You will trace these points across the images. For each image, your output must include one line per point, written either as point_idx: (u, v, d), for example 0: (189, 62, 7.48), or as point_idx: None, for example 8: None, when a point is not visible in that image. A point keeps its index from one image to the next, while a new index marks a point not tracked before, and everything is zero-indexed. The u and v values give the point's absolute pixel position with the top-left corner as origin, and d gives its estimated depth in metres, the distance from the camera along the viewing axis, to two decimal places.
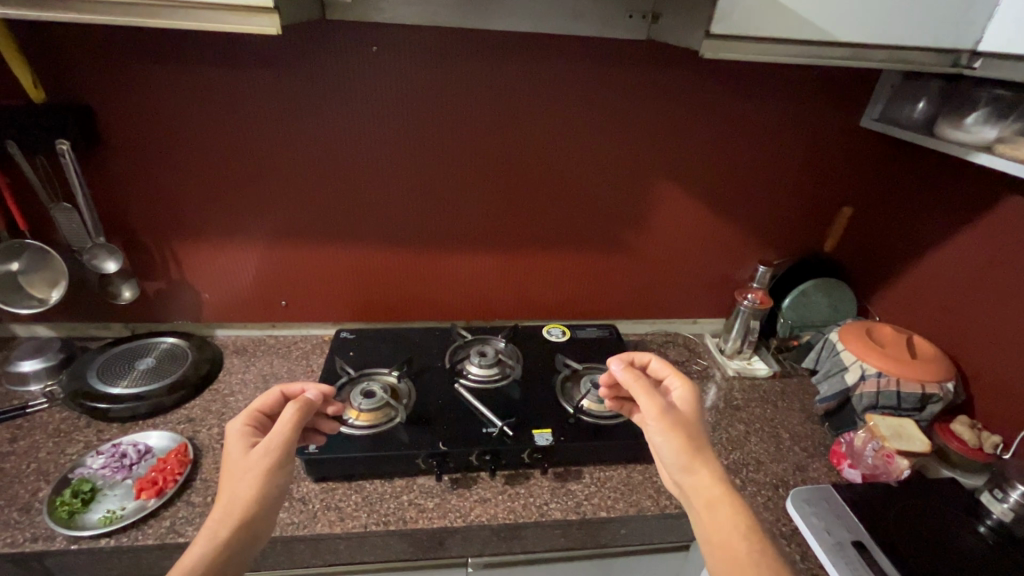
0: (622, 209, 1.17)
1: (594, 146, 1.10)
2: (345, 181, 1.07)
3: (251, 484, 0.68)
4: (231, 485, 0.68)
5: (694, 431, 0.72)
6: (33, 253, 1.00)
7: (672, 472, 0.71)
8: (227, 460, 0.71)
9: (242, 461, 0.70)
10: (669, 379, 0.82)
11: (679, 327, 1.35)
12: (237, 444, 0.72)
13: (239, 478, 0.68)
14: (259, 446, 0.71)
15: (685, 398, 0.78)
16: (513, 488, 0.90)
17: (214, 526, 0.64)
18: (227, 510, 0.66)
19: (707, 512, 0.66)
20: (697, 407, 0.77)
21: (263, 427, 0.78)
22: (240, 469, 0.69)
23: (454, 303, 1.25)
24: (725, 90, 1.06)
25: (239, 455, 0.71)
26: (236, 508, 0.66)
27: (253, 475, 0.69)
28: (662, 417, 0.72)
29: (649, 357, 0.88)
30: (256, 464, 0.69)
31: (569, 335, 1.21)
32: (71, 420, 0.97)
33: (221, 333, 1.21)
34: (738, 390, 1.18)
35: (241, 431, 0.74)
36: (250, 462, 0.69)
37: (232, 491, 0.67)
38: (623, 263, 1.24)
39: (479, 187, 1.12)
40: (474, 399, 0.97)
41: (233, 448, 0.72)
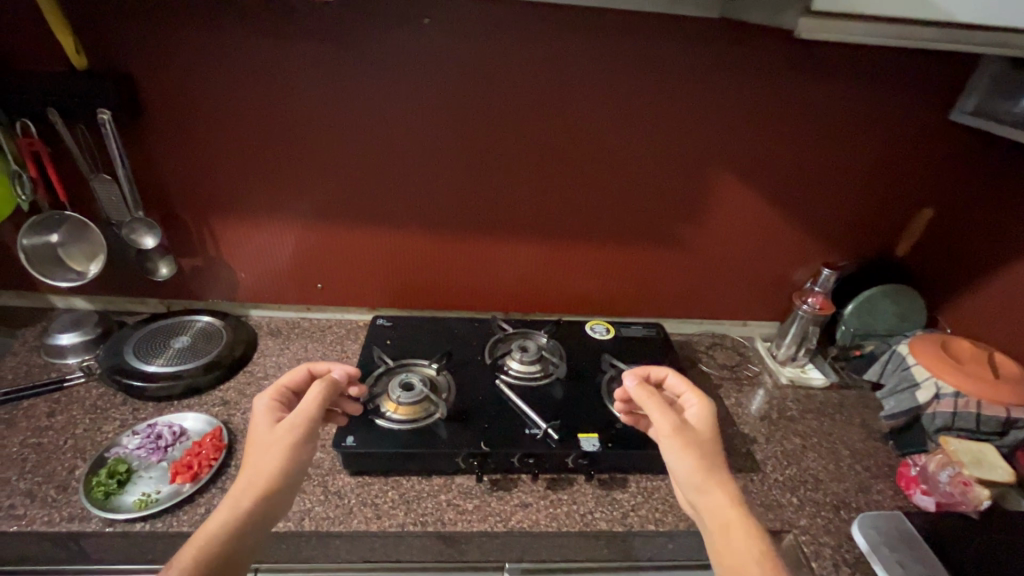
0: (675, 202, 1.10)
1: (652, 133, 1.02)
2: (386, 161, 1.02)
3: (275, 458, 0.66)
4: (254, 459, 0.66)
5: (709, 450, 0.66)
6: (72, 225, 0.98)
7: (685, 492, 0.66)
8: (252, 435, 0.69)
9: (266, 437, 0.68)
10: (685, 395, 0.77)
11: (728, 329, 1.28)
12: (264, 418, 0.71)
13: (261, 453, 0.66)
14: (283, 423, 0.69)
15: (698, 414, 0.73)
16: (556, 494, 0.85)
17: (236, 497, 0.63)
18: (250, 483, 0.64)
19: (721, 536, 0.61)
20: (711, 423, 0.71)
21: (288, 403, 0.76)
22: (263, 445, 0.67)
23: (492, 292, 1.20)
24: (802, 75, 0.97)
25: (263, 429, 0.69)
26: (261, 479, 0.64)
27: (279, 449, 0.66)
28: (676, 433, 0.67)
29: (666, 371, 0.83)
30: (281, 439, 0.67)
31: (614, 333, 1.15)
32: (107, 396, 0.95)
33: (256, 313, 1.18)
34: (793, 400, 1.10)
35: (268, 406, 0.73)
36: (274, 437, 0.68)
37: (257, 464, 0.65)
38: (673, 259, 1.17)
39: (526, 173, 1.05)
40: (516, 397, 0.93)
41: (258, 423, 0.70)
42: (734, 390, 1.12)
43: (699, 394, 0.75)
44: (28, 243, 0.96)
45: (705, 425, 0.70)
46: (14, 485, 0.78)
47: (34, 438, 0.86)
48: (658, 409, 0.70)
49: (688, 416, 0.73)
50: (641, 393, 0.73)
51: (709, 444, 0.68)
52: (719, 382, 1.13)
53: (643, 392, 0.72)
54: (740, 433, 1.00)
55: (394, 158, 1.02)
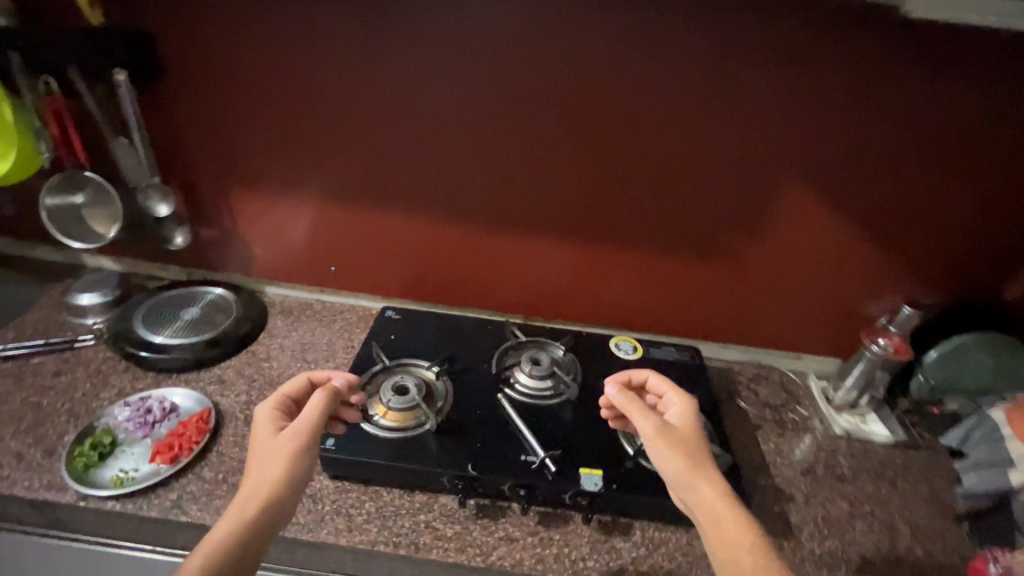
0: (730, 212, 0.95)
1: (709, 130, 0.89)
2: (410, 142, 0.95)
3: (278, 467, 0.60)
4: (257, 470, 0.60)
5: (693, 445, 0.63)
6: (93, 187, 0.97)
7: (674, 492, 0.62)
8: (252, 446, 0.64)
9: (268, 445, 0.63)
10: (666, 396, 0.74)
11: (778, 361, 1.11)
12: (265, 426, 0.65)
13: (266, 460, 0.61)
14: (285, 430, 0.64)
15: (680, 412, 0.69)
16: (547, 532, 0.76)
17: (241, 506, 0.58)
18: (255, 491, 0.58)
19: (714, 529, 0.57)
20: (694, 420, 0.68)
21: (291, 414, 0.70)
22: (267, 453, 0.62)
23: (513, 293, 1.11)
24: (896, 67, 0.80)
25: (266, 437, 0.64)
26: (265, 488, 0.59)
27: (282, 457, 0.61)
28: (660, 434, 0.63)
29: (645, 374, 0.79)
30: (285, 446, 0.62)
31: (641, 352, 1.02)
32: (112, 361, 0.95)
33: (270, 290, 1.15)
34: (845, 454, 0.94)
35: (270, 415, 0.67)
36: (278, 445, 0.62)
37: (259, 473, 0.60)
38: (720, 275, 1.02)
39: (561, 166, 0.95)
40: (517, 416, 0.84)
41: (258, 433, 0.65)
42: (775, 434, 0.97)
43: (680, 393, 0.72)
44: (52, 203, 0.97)
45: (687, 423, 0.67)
46: (6, 444, 0.79)
47: (36, 397, 0.86)
48: (640, 411, 0.66)
49: (670, 417, 0.70)
50: (620, 398, 0.67)
51: (694, 441, 0.64)
52: (758, 423, 0.98)
53: (626, 395, 0.67)
54: (774, 487, 0.86)
55: (418, 139, 0.95)
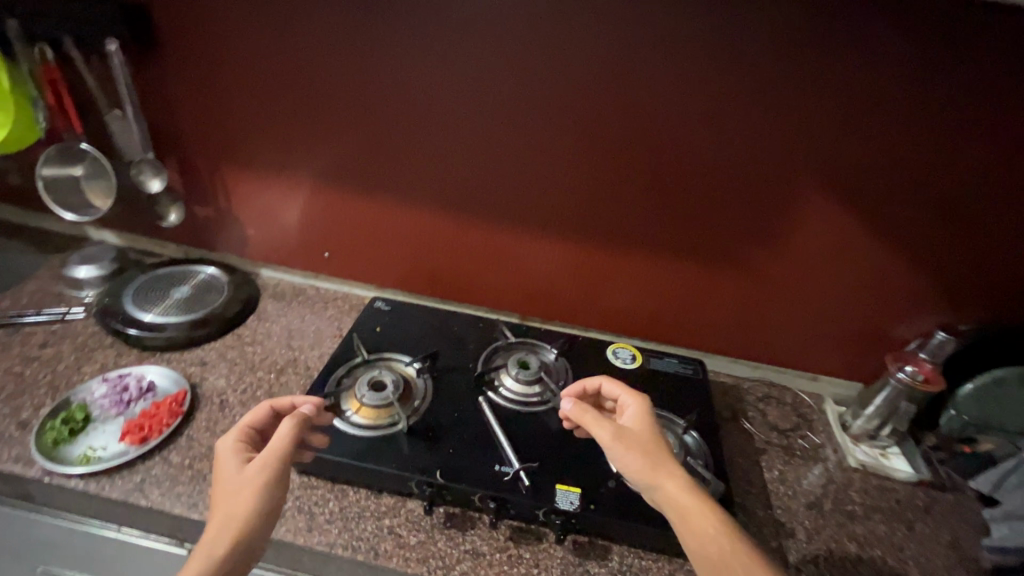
0: (745, 216, 0.88)
1: (724, 126, 0.81)
2: (405, 126, 0.91)
3: (248, 500, 0.57)
4: (224, 505, 0.57)
5: (651, 443, 0.63)
6: (91, 160, 0.97)
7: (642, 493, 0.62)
8: (217, 481, 0.60)
9: (234, 478, 0.59)
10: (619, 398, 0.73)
11: (792, 381, 1.03)
12: (230, 459, 0.62)
13: (234, 494, 0.58)
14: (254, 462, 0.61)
15: (633, 413, 0.68)
16: (517, 549, 0.71)
17: (210, 546, 0.54)
18: (223, 526, 0.55)
19: (683, 524, 0.57)
20: (648, 418, 0.68)
21: (255, 445, 0.66)
22: (233, 486, 0.58)
23: (509, 291, 1.05)
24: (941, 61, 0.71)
25: (232, 471, 0.60)
26: (233, 522, 0.56)
27: (251, 490, 0.58)
28: (617, 439, 0.63)
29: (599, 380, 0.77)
30: (254, 477, 0.59)
31: (640, 362, 0.96)
32: (98, 335, 0.94)
33: (265, 273, 1.13)
34: (858, 490, 0.86)
35: (234, 447, 0.63)
36: (245, 477, 0.59)
37: (227, 509, 0.56)
38: (731, 285, 0.95)
39: (562, 158, 0.89)
40: (495, 422, 0.79)
41: (222, 467, 0.61)
42: (780, 461, 0.89)
43: (631, 393, 0.71)
44: (50, 174, 0.97)
45: (642, 422, 0.67)
46: None
47: (19, 367, 0.87)
48: (594, 420, 0.66)
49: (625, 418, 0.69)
50: (574, 411, 0.67)
51: (649, 438, 0.64)
52: (762, 447, 0.91)
53: (577, 406, 0.67)
54: (773, 520, 0.79)
55: (413, 123, 0.90)
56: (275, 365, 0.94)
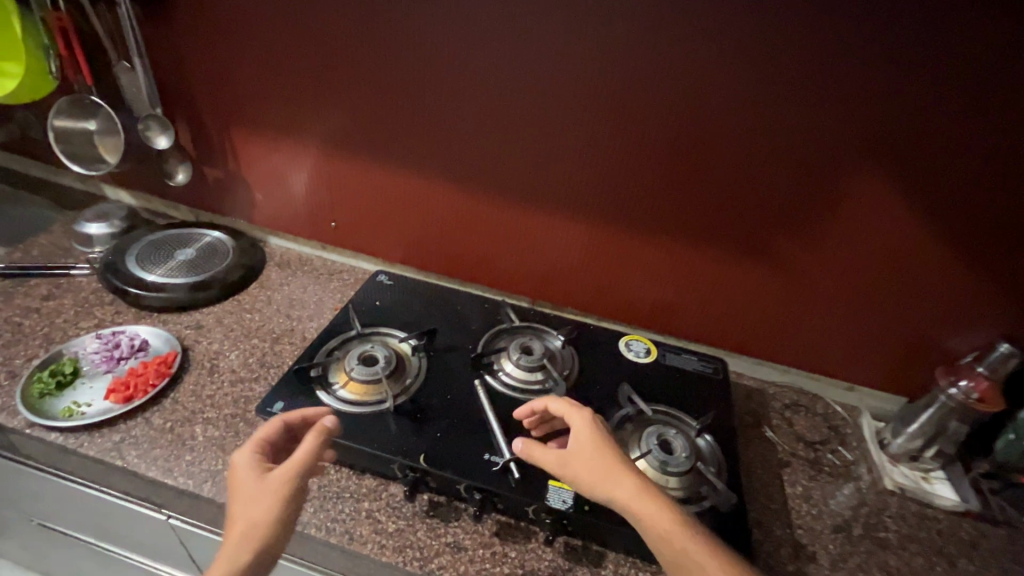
0: (784, 203, 0.78)
1: (766, 96, 0.71)
2: (414, 87, 0.85)
3: (271, 511, 0.53)
4: (246, 515, 0.52)
5: (597, 463, 0.57)
6: (101, 114, 0.95)
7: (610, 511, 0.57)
8: (235, 490, 0.55)
9: (256, 488, 0.55)
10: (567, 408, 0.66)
11: (824, 390, 0.93)
12: (251, 474, 0.56)
13: (257, 504, 0.53)
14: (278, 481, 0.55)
15: (582, 433, 0.60)
16: (501, 547, 0.65)
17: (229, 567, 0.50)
18: (245, 537, 0.51)
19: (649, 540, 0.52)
20: (600, 435, 0.60)
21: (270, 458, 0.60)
22: (255, 496, 0.54)
23: (519, 273, 0.99)
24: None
25: (252, 480, 0.55)
26: (257, 533, 0.52)
27: (275, 501, 0.54)
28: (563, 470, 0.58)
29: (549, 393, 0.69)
30: (279, 488, 0.55)
31: (655, 357, 0.88)
32: (100, 292, 0.93)
33: (274, 241, 1.10)
34: (893, 515, 0.76)
35: (253, 462, 0.57)
36: (269, 487, 0.55)
37: (249, 520, 0.52)
38: (761, 279, 0.86)
39: (579, 128, 0.81)
40: (489, 407, 0.73)
41: (240, 475, 0.56)
42: (805, 476, 0.80)
43: (574, 408, 0.63)
44: (61, 125, 0.96)
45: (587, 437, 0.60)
46: None
47: (19, 317, 0.86)
48: (549, 460, 0.60)
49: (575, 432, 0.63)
50: (526, 451, 0.61)
51: (603, 461, 0.57)
52: (785, 459, 0.82)
53: (526, 444, 0.62)
54: (792, 541, 0.71)
55: (423, 84, 0.84)
56: (271, 334, 0.90)
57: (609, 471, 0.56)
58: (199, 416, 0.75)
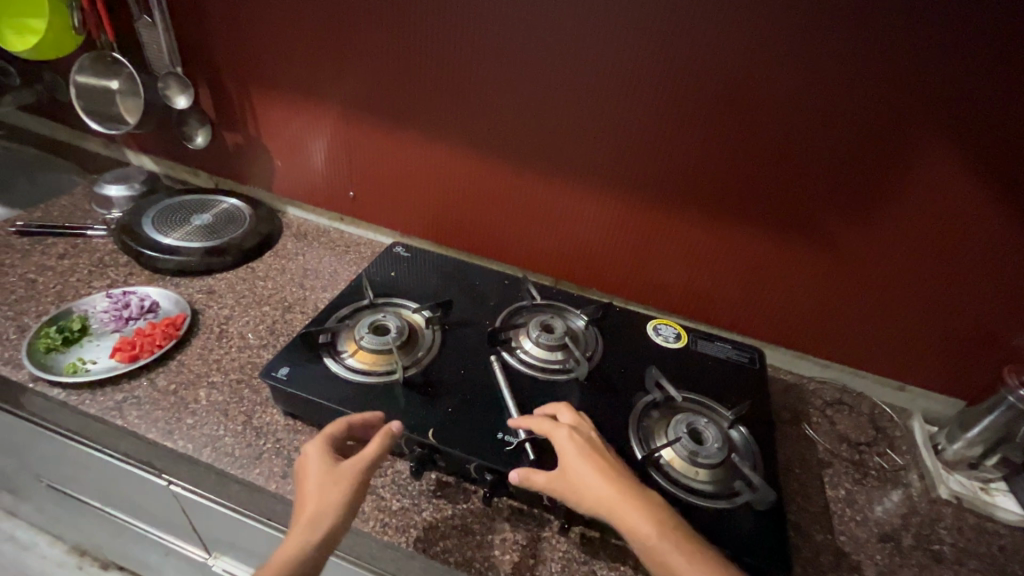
0: (839, 181, 0.71)
1: (825, 56, 0.63)
2: (436, 45, 0.79)
3: (339, 500, 0.52)
4: (316, 501, 0.52)
5: (586, 487, 0.53)
6: (124, 73, 0.95)
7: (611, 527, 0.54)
8: (305, 475, 0.54)
9: (325, 477, 0.54)
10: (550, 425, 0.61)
11: (870, 387, 0.86)
12: (316, 468, 0.55)
13: (326, 491, 0.53)
14: (338, 482, 0.53)
15: (565, 452, 0.56)
16: (512, 533, 0.60)
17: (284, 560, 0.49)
18: (313, 523, 0.51)
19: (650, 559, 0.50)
20: (584, 452, 0.56)
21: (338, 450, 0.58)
22: (324, 486, 0.53)
23: (542, 252, 0.94)
24: None
25: (318, 476, 0.54)
26: (323, 520, 0.51)
27: (345, 490, 0.53)
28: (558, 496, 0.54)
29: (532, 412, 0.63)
30: (346, 480, 0.53)
31: (685, 343, 0.82)
32: (115, 253, 0.92)
33: (292, 212, 1.08)
34: (948, 527, 0.69)
35: (320, 457, 0.55)
36: (337, 478, 0.54)
37: (314, 513, 0.51)
38: (806, 263, 0.79)
39: (612, 91, 0.74)
40: (504, 384, 0.68)
41: (312, 459, 0.55)
42: (849, 479, 0.73)
43: (553, 426, 0.59)
44: (83, 81, 0.95)
45: (575, 459, 0.55)
46: None
47: (34, 274, 0.85)
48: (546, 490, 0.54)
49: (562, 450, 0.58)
50: (523, 481, 0.55)
51: (591, 478, 0.54)
52: (826, 460, 0.75)
53: (519, 472, 0.55)
54: (834, 547, 0.64)
55: (446, 42, 0.79)
56: (283, 302, 0.87)
57: (601, 493, 0.52)
58: (205, 380, 0.72)
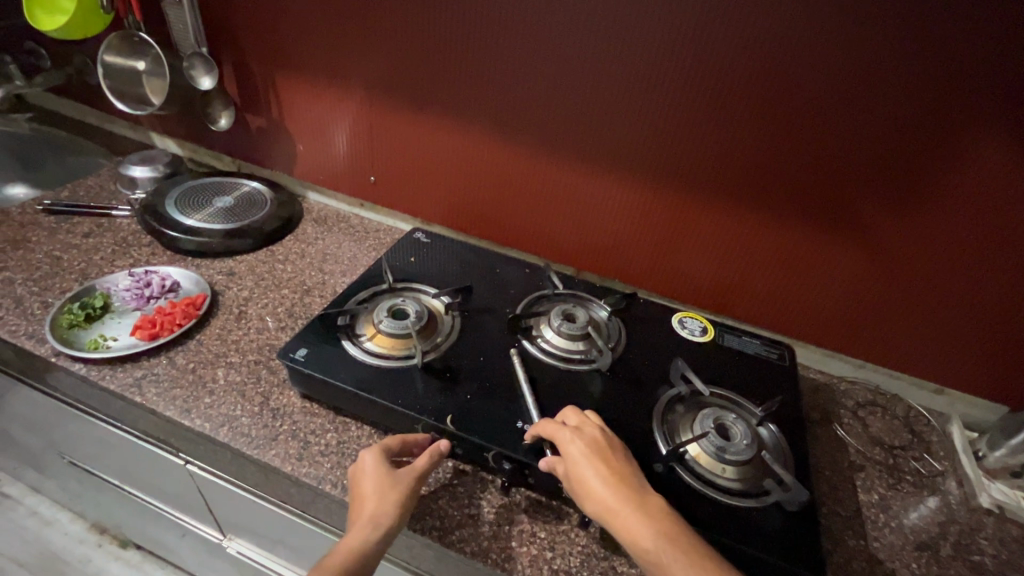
0: (880, 171, 0.67)
1: (872, 34, 0.60)
2: (461, 26, 0.78)
3: (398, 501, 0.53)
4: (374, 502, 0.53)
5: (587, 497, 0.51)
6: (151, 54, 0.96)
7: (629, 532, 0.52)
8: (362, 477, 0.55)
9: (382, 483, 0.54)
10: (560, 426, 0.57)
11: (905, 389, 0.82)
12: (374, 475, 0.55)
13: (385, 491, 0.54)
14: (397, 489, 0.54)
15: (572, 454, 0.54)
16: (530, 525, 0.58)
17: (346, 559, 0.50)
18: (372, 522, 0.52)
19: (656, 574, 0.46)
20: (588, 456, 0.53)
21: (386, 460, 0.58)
22: (382, 491, 0.54)
23: (564, 241, 0.92)
24: None
25: (377, 483, 0.54)
26: (381, 524, 0.52)
27: (404, 492, 0.54)
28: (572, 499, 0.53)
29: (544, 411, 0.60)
30: (403, 489, 0.54)
31: (711, 336, 0.79)
32: (138, 233, 0.92)
33: (312, 197, 1.07)
34: (991, 538, 0.65)
35: (376, 465, 0.56)
36: (395, 485, 0.54)
37: (373, 516, 0.52)
38: (841, 256, 0.75)
39: (643, 74, 0.72)
40: (523, 372, 0.66)
41: (368, 466, 0.56)
42: (883, 483, 0.69)
43: (557, 428, 0.56)
44: (110, 60, 0.97)
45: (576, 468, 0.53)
46: (13, 288, 0.79)
47: (59, 252, 0.86)
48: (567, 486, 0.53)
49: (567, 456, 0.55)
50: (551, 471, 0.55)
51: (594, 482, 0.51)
52: (859, 462, 0.71)
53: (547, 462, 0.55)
54: (867, 552, 0.61)
55: (471, 22, 0.77)
56: (302, 286, 0.87)
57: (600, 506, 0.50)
58: (223, 359, 0.72)
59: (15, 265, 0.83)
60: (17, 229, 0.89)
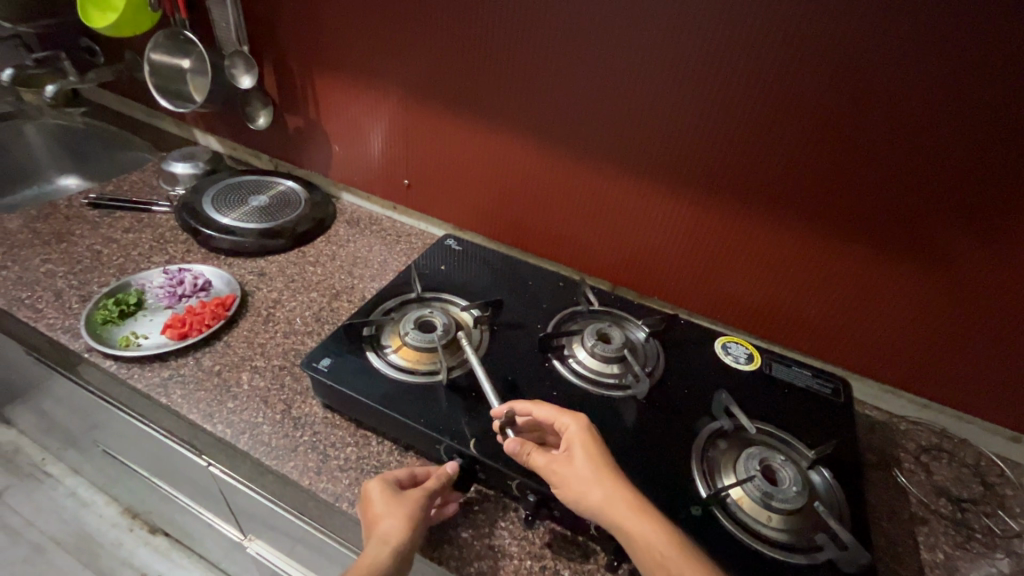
0: (963, 198, 0.60)
1: (956, 46, 0.53)
2: (504, 28, 0.74)
3: (404, 517, 0.51)
4: (382, 520, 0.51)
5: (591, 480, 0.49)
6: (194, 51, 0.97)
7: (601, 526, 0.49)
8: (368, 502, 0.53)
9: (389, 503, 0.52)
10: (554, 416, 0.55)
11: (976, 435, 0.74)
12: (381, 497, 0.53)
13: (388, 509, 0.52)
14: (403, 506, 0.52)
15: (576, 441, 0.53)
16: (552, 563, 0.54)
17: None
18: (382, 541, 0.49)
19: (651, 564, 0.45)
20: (595, 445, 0.53)
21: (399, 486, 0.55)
22: (388, 510, 0.51)
23: (601, 254, 0.88)
24: None
25: (384, 502, 0.52)
26: (389, 540, 0.50)
27: (408, 509, 0.52)
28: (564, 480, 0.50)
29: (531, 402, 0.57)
30: (410, 505, 0.52)
31: (756, 364, 0.73)
32: (175, 230, 0.93)
33: (347, 198, 1.06)
34: None
35: (381, 488, 0.54)
36: (403, 502, 0.52)
37: (381, 535, 0.50)
38: (904, 286, 0.68)
39: (702, 84, 0.66)
40: (483, 374, 0.62)
41: (374, 489, 0.54)
42: (948, 541, 0.62)
43: (567, 412, 0.55)
44: (158, 58, 0.99)
45: (582, 452, 0.51)
46: (55, 281, 0.81)
47: (100, 246, 0.88)
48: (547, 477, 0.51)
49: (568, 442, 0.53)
50: (517, 454, 0.52)
51: (596, 471, 0.50)
52: (919, 514, 0.65)
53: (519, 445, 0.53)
54: None
55: (514, 25, 0.73)
56: (331, 289, 0.85)
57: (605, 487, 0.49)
58: (248, 363, 0.71)
59: (57, 258, 0.85)
60: (62, 222, 0.92)
